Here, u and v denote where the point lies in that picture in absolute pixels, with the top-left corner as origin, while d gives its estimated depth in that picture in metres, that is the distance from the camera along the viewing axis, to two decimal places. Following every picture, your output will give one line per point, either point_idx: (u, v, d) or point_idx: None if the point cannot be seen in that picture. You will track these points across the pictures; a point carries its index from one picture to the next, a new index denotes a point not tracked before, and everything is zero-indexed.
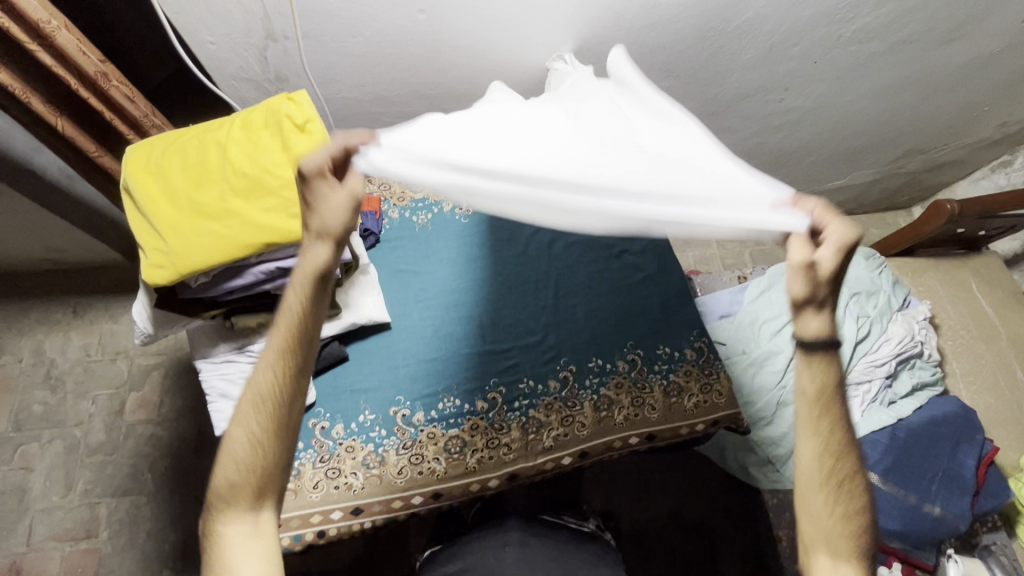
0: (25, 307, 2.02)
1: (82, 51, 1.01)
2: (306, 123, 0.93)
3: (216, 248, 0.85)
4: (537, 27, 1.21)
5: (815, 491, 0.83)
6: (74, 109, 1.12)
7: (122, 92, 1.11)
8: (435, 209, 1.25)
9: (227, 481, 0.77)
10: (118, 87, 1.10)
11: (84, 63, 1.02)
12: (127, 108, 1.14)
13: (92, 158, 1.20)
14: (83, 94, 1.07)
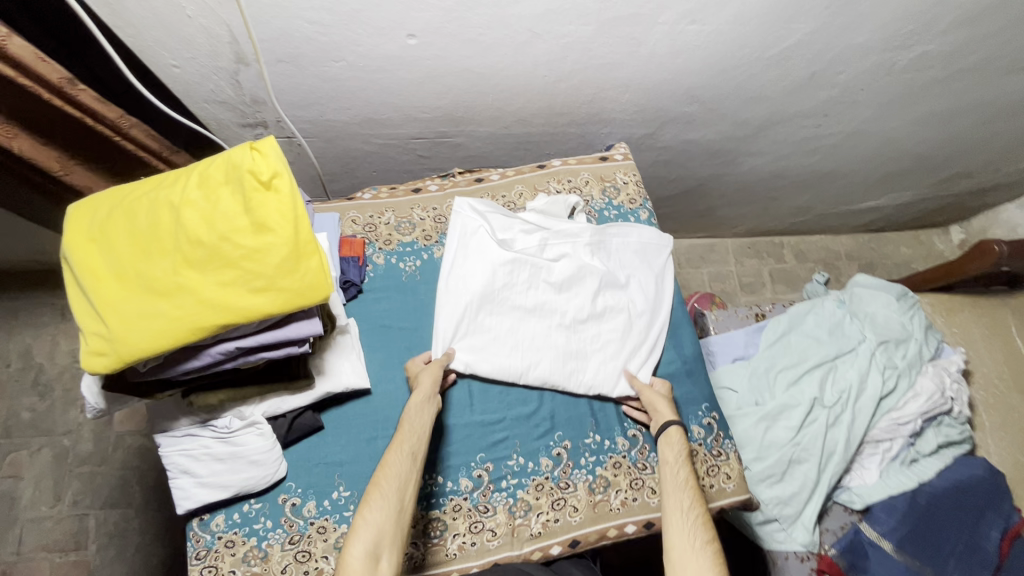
0: (11, 309, 1.95)
1: (41, 58, 0.88)
2: (272, 180, 0.82)
3: (164, 333, 0.75)
4: (545, 53, 1.07)
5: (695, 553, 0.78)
6: (32, 123, 0.98)
7: (93, 96, 0.98)
8: (425, 255, 1.13)
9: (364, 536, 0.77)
10: (87, 91, 0.96)
11: (47, 71, 0.89)
12: (102, 112, 1.01)
13: (59, 177, 1.07)
14: (52, 102, 0.93)
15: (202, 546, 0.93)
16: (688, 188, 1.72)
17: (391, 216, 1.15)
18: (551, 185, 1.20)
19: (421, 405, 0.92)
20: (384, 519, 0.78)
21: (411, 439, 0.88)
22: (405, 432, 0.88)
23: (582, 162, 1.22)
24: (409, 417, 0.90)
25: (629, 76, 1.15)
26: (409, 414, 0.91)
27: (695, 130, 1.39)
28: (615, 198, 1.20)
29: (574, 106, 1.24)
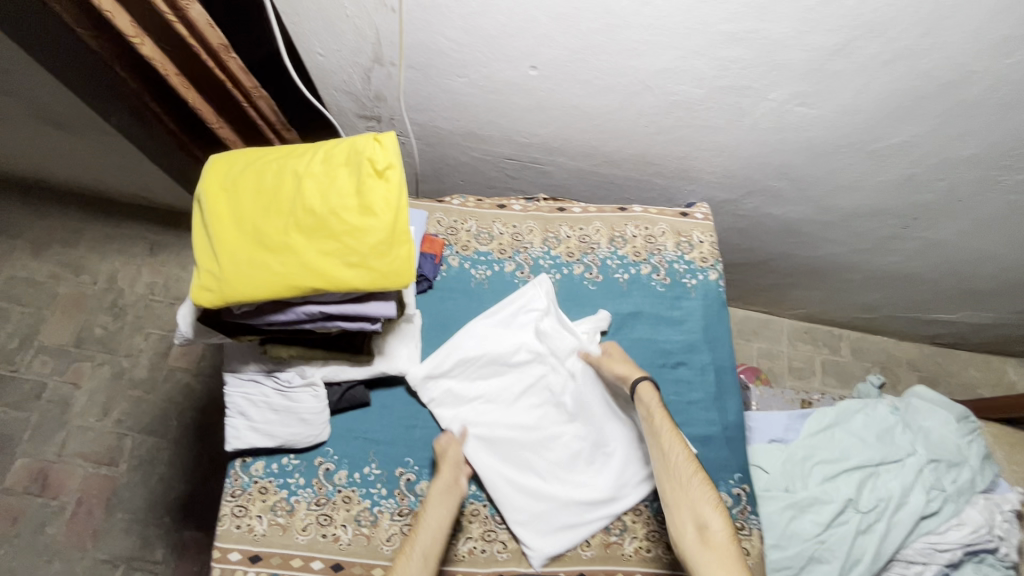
0: (112, 233, 2.16)
1: (208, 24, 1.01)
2: (386, 170, 0.91)
3: (265, 284, 0.84)
4: (652, 105, 1.12)
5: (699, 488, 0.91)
6: (196, 79, 1.14)
7: (239, 64, 1.10)
8: (496, 267, 1.19)
9: None
10: (236, 60, 1.09)
11: (209, 36, 1.03)
12: (242, 79, 1.13)
13: (212, 128, 1.22)
14: (206, 63, 1.07)
15: (238, 486, 0.99)
16: (757, 260, 1.72)
17: (473, 225, 1.22)
18: (628, 228, 1.23)
19: (455, 456, 0.98)
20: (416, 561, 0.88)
21: (444, 490, 0.95)
22: (438, 482, 0.95)
23: (663, 212, 1.25)
24: (444, 468, 0.97)
25: (726, 141, 1.19)
26: (445, 465, 0.97)
27: (778, 206, 1.40)
28: (688, 254, 1.22)
29: (666, 159, 1.29)
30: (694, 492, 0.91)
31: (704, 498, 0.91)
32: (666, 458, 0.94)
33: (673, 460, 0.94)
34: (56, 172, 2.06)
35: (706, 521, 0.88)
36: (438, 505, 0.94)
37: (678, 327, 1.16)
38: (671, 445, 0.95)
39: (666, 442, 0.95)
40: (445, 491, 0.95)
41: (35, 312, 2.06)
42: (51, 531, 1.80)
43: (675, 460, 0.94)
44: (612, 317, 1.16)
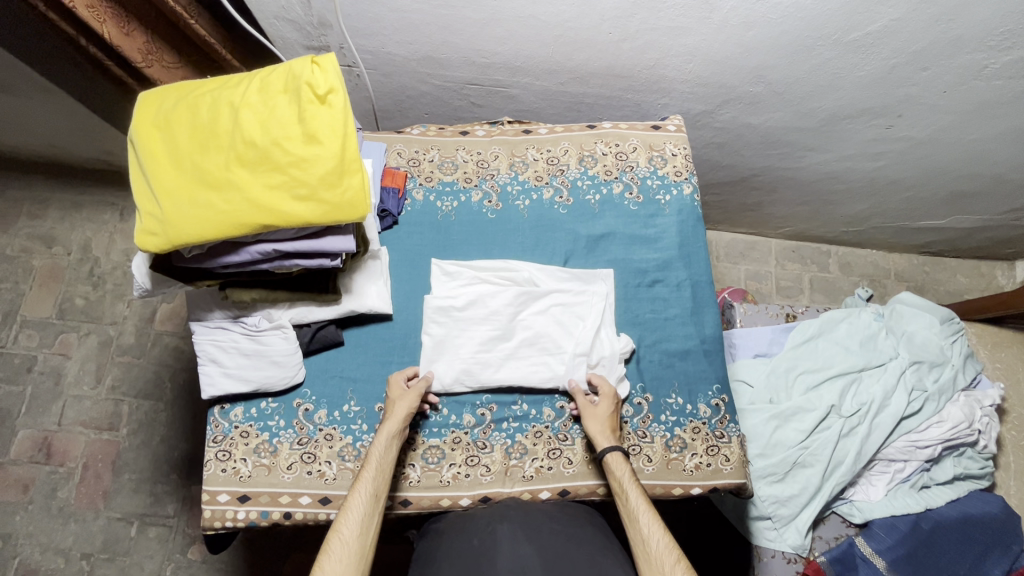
0: (78, 201, 2.09)
1: None
2: (328, 95, 0.85)
3: (211, 224, 0.80)
4: (613, 7, 1.04)
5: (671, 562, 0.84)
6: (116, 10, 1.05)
7: None
8: (462, 197, 1.14)
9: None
10: None
11: None
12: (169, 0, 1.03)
13: (140, 68, 1.14)
14: None
15: (220, 432, 1.00)
16: (739, 177, 1.67)
17: (436, 155, 1.17)
18: (598, 146, 1.18)
19: (381, 459, 0.91)
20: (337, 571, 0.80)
21: (370, 494, 0.88)
22: (362, 486, 0.89)
23: (634, 127, 1.19)
24: (369, 472, 0.90)
25: (697, 44, 1.11)
26: (369, 465, 0.91)
27: (756, 114, 1.34)
28: (661, 168, 1.17)
29: (635, 70, 1.21)
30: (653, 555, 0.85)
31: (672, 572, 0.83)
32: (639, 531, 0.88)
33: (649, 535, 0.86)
34: (10, 140, 1.97)
35: None
36: (365, 508, 0.87)
37: (653, 244, 1.13)
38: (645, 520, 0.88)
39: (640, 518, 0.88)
40: (370, 496, 0.88)
41: (13, 287, 2.03)
42: (63, 496, 1.85)
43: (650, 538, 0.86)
44: (584, 239, 1.12)
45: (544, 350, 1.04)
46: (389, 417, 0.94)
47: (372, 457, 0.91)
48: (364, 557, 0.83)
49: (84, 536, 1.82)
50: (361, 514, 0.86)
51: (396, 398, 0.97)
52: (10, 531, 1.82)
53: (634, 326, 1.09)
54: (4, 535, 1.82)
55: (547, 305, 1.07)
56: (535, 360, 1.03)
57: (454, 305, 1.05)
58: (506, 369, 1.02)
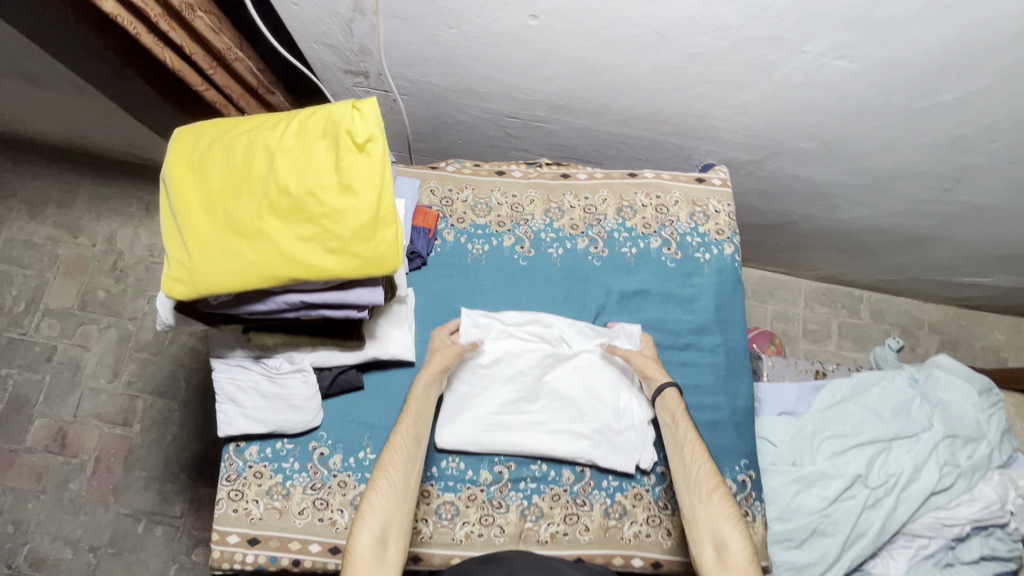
0: (106, 193, 2.10)
1: None
2: (366, 143, 0.82)
3: (239, 273, 0.78)
4: (668, 59, 0.99)
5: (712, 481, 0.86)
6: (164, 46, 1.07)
7: (206, 23, 0.99)
8: (494, 241, 1.11)
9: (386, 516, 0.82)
10: (201, 19, 0.98)
11: None
12: (213, 41, 1.03)
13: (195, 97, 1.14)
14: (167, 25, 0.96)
15: (233, 470, 0.98)
16: (778, 222, 1.61)
17: (470, 195, 1.13)
18: (638, 197, 1.13)
19: (421, 404, 0.93)
20: (386, 511, 0.82)
21: (414, 437, 0.90)
22: (406, 426, 0.90)
23: (677, 178, 1.15)
24: (410, 415, 0.91)
25: (751, 99, 1.06)
26: (411, 407, 0.92)
27: (805, 167, 1.28)
28: (702, 225, 1.12)
29: (682, 117, 1.16)
30: (699, 475, 0.87)
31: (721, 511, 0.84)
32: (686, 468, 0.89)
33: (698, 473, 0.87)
34: (45, 129, 1.99)
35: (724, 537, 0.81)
36: (408, 449, 0.88)
37: (688, 306, 1.08)
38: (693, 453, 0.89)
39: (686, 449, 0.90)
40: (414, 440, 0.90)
41: (38, 275, 2.05)
42: (74, 487, 1.87)
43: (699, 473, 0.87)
44: (617, 295, 1.08)
45: (569, 413, 1.01)
46: (428, 366, 0.96)
47: (414, 403, 0.92)
48: (408, 500, 0.85)
49: (93, 529, 1.84)
50: (405, 455, 0.87)
51: (438, 351, 0.99)
52: (21, 519, 1.85)
53: None
54: (16, 521, 1.84)
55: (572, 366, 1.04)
56: (559, 423, 1.00)
57: (479, 363, 1.03)
58: (529, 430, 0.99)
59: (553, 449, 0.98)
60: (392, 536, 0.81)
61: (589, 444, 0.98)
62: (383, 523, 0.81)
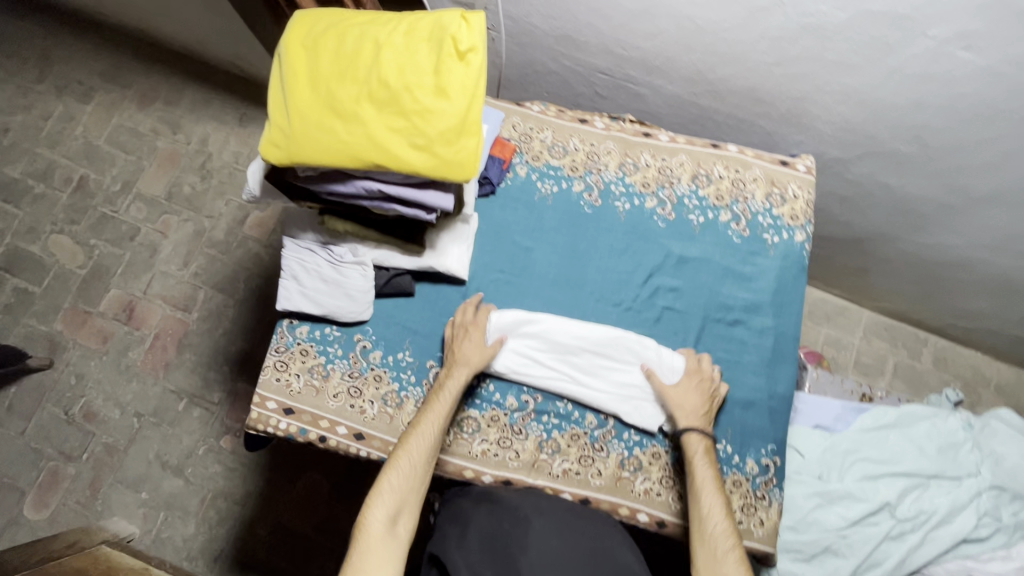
0: (208, 99, 2.26)
1: None
2: (467, 52, 0.85)
3: (332, 151, 0.83)
4: (779, 28, 0.97)
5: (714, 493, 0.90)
6: None
7: None
8: (564, 184, 1.12)
9: (398, 500, 0.88)
10: None
11: None
12: None
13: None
14: None
15: (283, 343, 1.05)
16: (853, 237, 1.54)
17: (549, 136, 1.14)
18: (716, 167, 1.12)
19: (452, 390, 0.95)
20: (400, 495, 0.88)
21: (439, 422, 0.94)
22: (434, 411, 0.94)
23: (761, 157, 1.12)
24: (440, 400, 0.95)
25: (857, 85, 1.02)
26: (441, 397, 0.95)
27: (897, 175, 1.22)
28: (777, 208, 1.09)
29: (778, 98, 1.14)
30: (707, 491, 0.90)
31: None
32: (706, 524, 0.87)
33: (717, 533, 0.86)
34: (169, 29, 2.15)
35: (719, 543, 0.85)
36: (428, 436, 0.93)
37: (746, 283, 1.06)
38: (709, 496, 0.89)
39: (707, 496, 0.89)
40: (434, 422, 0.94)
41: (137, 161, 2.23)
42: (132, 356, 2.04)
43: (717, 532, 0.86)
44: (675, 258, 1.08)
45: (610, 366, 1.01)
46: (461, 356, 0.97)
47: (445, 390, 0.95)
48: (423, 483, 0.91)
49: (141, 396, 2.01)
50: (427, 444, 0.92)
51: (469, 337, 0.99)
52: (83, 373, 2.03)
53: None
54: (78, 374, 2.03)
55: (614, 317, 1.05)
56: (598, 372, 1.01)
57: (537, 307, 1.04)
58: (568, 371, 1.01)
59: (585, 393, 1.00)
60: (400, 517, 0.88)
61: (620, 399, 1.00)
62: (397, 504, 0.88)
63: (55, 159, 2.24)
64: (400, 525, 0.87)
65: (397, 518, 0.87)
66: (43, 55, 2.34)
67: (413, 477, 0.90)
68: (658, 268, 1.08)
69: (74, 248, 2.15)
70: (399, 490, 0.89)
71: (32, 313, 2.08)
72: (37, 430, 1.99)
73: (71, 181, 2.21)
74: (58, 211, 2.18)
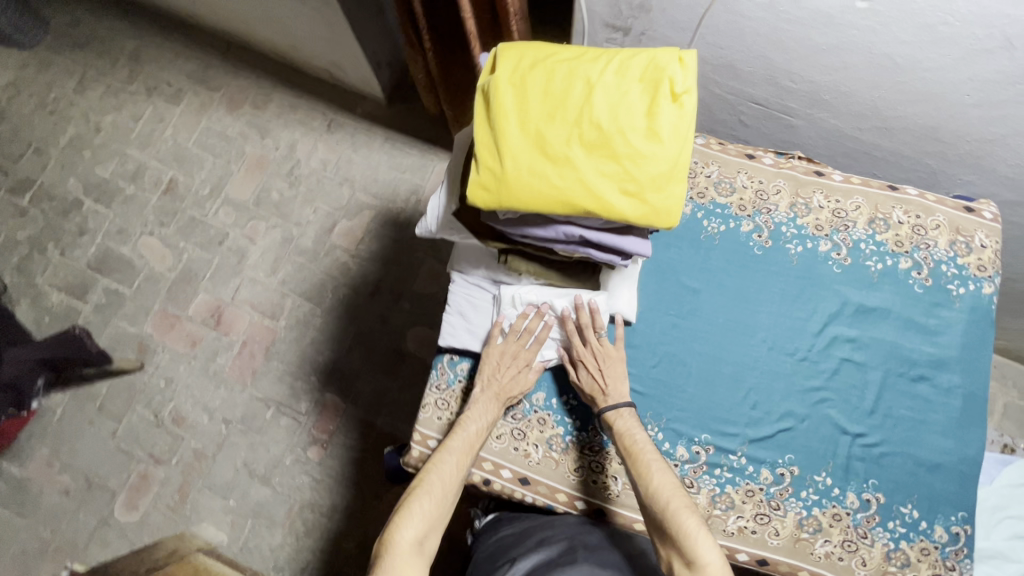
0: (297, 103, 2.23)
1: None
2: (683, 94, 0.80)
3: (543, 197, 0.79)
4: (998, 71, 0.90)
5: (670, 483, 0.88)
6: None
7: None
8: (731, 224, 1.07)
9: (427, 512, 0.87)
10: None
11: None
12: None
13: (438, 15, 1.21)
14: None
15: (444, 380, 1.03)
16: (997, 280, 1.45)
17: (715, 171, 1.10)
18: (895, 211, 1.06)
19: (488, 404, 0.96)
20: (429, 513, 0.87)
21: (473, 438, 0.94)
22: (467, 426, 0.94)
23: (943, 202, 1.06)
24: (475, 413, 0.95)
25: None
26: (476, 411, 0.95)
27: None
28: (962, 257, 1.03)
29: (964, 139, 1.07)
30: (662, 479, 0.88)
31: (707, 554, 0.81)
32: (659, 501, 0.87)
33: (677, 509, 0.85)
34: (262, 32, 2.12)
35: (688, 535, 0.82)
36: (462, 454, 0.92)
37: (930, 337, 1.01)
38: (659, 476, 0.89)
39: (656, 476, 0.89)
40: (470, 440, 0.94)
41: (225, 165, 2.20)
42: (220, 362, 2.01)
43: (675, 506, 0.85)
44: (854, 307, 1.02)
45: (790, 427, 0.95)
46: (496, 364, 0.97)
47: (478, 404, 0.96)
48: (451, 497, 0.90)
49: (229, 403, 1.97)
50: (456, 463, 0.91)
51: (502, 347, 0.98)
52: (172, 377, 2.01)
53: (885, 418, 0.98)
54: (167, 378, 2.01)
55: (789, 368, 1.01)
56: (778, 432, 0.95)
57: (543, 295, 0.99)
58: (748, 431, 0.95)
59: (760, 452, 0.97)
60: (429, 531, 0.86)
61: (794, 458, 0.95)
62: (427, 518, 0.86)
63: (145, 161, 2.23)
64: (427, 540, 0.86)
65: (424, 533, 0.86)
66: (133, 54, 2.32)
67: (443, 489, 0.90)
68: (837, 318, 1.02)
69: (163, 250, 2.14)
70: (426, 504, 0.87)
71: (122, 315, 2.08)
72: (127, 432, 1.97)
73: (161, 183, 2.20)
74: (149, 213, 2.18)
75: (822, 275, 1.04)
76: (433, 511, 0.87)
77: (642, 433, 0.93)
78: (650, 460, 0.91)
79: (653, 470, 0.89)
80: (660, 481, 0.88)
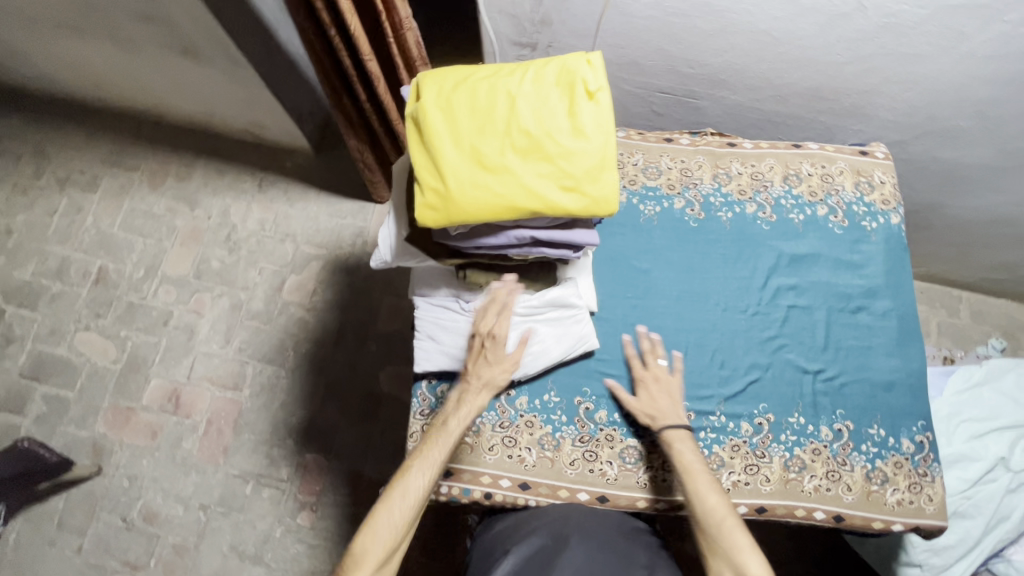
0: (222, 169, 2.19)
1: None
2: (596, 91, 0.86)
3: (489, 206, 0.83)
4: (859, 30, 1.03)
5: (722, 502, 0.91)
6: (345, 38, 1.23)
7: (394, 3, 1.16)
8: (665, 203, 1.15)
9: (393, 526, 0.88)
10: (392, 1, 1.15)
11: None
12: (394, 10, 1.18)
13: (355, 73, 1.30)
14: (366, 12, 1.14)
15: (426, 405, 1.05)
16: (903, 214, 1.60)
17: (640, 159, 1.18)
18: (804, 165, 1.17)
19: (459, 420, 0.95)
20: (395, 527, 0.88)
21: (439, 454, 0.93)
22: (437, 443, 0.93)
23: (841, 150, 1.18)
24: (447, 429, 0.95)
25: (927, 72, 1.09)
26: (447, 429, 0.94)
27: (952, 149, 1.28)
28: (868, 195, 1.15)
29: (845, 94, 1.20)
30: (712, 499, 0.91)
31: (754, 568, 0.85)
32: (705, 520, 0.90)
33: (728, 530, 0.88)
34: (174, 104, 2.09)
35: (738, 553, 0.86)
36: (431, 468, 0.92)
37: (858, 271, 1.11)
38: (713, 496, 0.91)
39: (710, 496, 0.91)
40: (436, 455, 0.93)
41: (157, 244, 2.12)
42: (187, 447, 1.90)
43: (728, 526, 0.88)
44: (789, 257, 1.12)
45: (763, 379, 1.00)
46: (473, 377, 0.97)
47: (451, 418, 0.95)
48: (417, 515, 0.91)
49: (204, 487, 1.86)
50: (423, 478, 0.92)
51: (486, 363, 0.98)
52: (135, 474, 1.88)
53: (837, 351, 1.07)
54: (131, 476, 1.88)
55: (745, 324, 1.08)
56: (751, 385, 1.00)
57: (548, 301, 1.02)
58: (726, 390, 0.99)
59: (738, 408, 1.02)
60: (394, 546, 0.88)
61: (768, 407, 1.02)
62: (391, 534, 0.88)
63: (68, 255, 2.12)
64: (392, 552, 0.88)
65: (390, 546, 0.88)
66: (37, 148, 2.22)
67: (411, 506, 0.90)
68: (777, 269, 1.11)
69: (104, 344, 2.02)
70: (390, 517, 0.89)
71: (69, 419, 1.94)
72: (95, 544, 1.82)
73: (90, 274, 2.10)
74: (82, 307, 2.06)
75: (755, 233, 1.13)
76: (398, 525, 0.89)
77: (699, 460, 0.95)
78: (699, 480, 0.93)
79: (705, 490, 0.92)
80: (711, 502, 0.91)
